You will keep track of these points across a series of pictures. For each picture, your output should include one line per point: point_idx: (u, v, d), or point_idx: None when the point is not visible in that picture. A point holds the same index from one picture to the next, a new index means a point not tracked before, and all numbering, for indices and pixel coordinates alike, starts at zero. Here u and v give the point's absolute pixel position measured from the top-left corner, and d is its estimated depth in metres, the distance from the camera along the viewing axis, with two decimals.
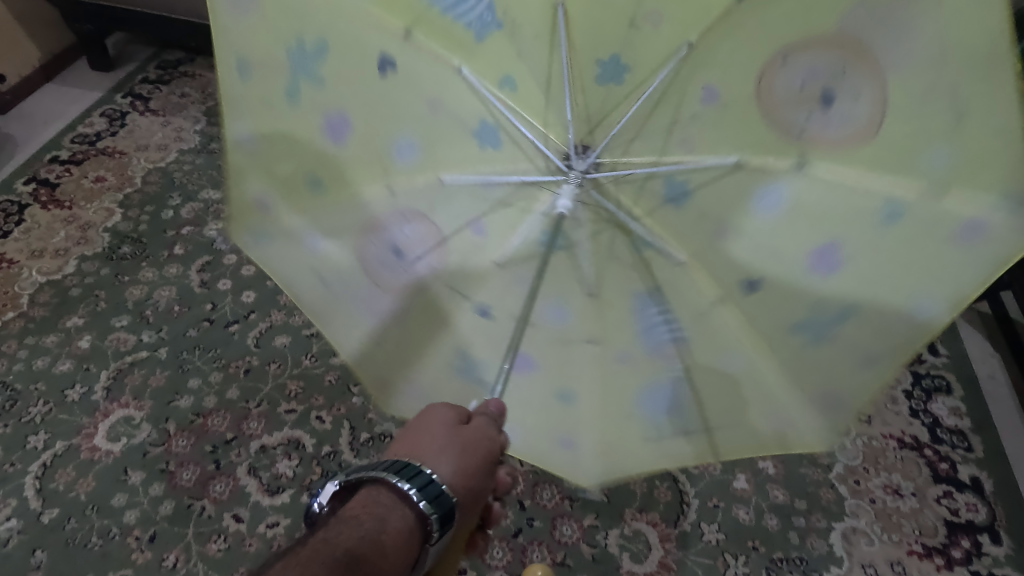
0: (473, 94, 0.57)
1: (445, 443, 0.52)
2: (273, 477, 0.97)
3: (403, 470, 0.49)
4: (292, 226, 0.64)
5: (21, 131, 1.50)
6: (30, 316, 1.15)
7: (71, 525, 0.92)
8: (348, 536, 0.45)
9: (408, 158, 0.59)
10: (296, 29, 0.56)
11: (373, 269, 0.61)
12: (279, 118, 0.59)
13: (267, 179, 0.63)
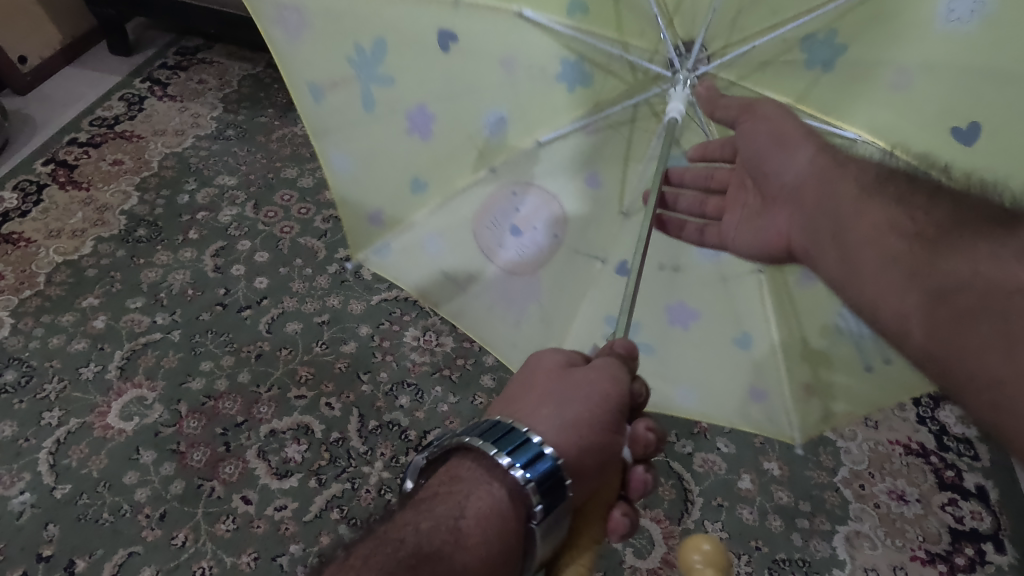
0: (542, 39, 0.68)
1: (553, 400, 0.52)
2: (282, 461, 0.98)
3: (490, 434, 0.48)
4: (415, 235, 0.79)
5: (40, 113, 1.51)
6: (46, 295, 1.17)
7: (83, 500, 0.93)
8: (423, 530, 0.45)
9: (496, 128, 0.72)
10: (353, 38, 0.67)
11: (511, 256, 0.76)
12: (349, 26, 0.67)
13: (372, 195, 0.78)
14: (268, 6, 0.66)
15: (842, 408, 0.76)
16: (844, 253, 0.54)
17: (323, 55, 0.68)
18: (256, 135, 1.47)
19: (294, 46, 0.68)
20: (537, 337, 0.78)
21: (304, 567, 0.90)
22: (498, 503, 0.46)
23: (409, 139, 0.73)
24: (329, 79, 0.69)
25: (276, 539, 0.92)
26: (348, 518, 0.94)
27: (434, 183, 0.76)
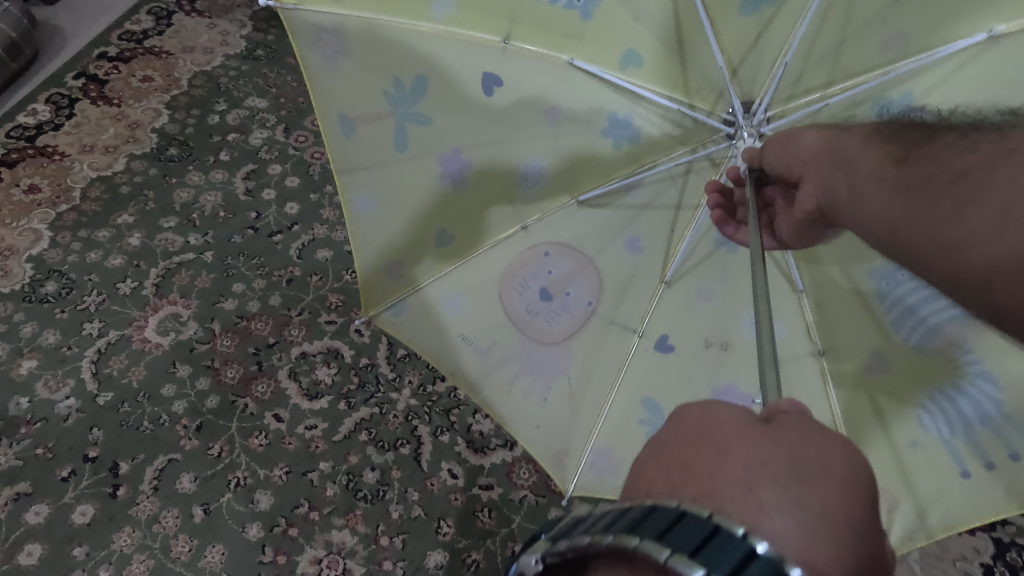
0: (596, 88, 0.63)
1: (776, 484, 0.27)
2: (313, 383, 1.01)
3: (679, 538, 0.24)
4: (432, 289, 0.74)
5: (69, 23, 1.48)
6: (82, 210, 1.17)
7: (124, 408, 0.97)
8: None
9: (534, 179, 0.67)
10: (390, 74, 0.62)
11: (545, 324, 0.73)
12: (385, 60, 0.61)
13: (390, 245, 0.72)
14: (306, 26, 0.59)
15: (945, 517, 0.69)
16: (862, 216, 0.43)
17: (352, 86, 0.63)
18: (287, 58, 1.45)
19: (324, 72, 0.62)
20: (564, 416, 0.76)
21: (333, 483, 0.94)
22: None
23: (436, 184, 0.68)
24: (361, 111, 0.64)
25: (306, 456, 0.95)
26: (376, 440, 0.97)
27: (461, 233, 0.71)
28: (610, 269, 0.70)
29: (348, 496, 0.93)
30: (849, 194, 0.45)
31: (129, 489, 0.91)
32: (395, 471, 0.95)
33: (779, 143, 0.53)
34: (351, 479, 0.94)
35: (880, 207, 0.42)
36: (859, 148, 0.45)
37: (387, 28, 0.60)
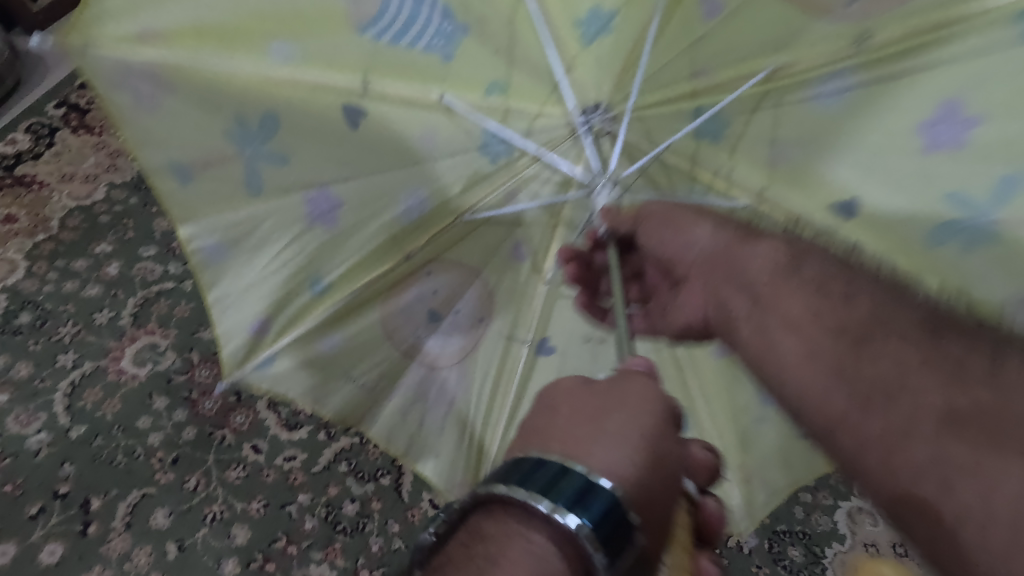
0: (461, 124, 0.59)
1: (603, 426, 0.39)
2: (292, 413, 0.99)
3: (533, 478, 0.34)
4: (302, 344, 0.64)
5: (52, 53, 1.49)
6: (60, 239, 1.16)
7: (98, 442, 0.95)
8: None
9: (415, 210, 0.61)
10: (227, 112, 0.54)
11: (431, 344, 0.69)
12: (214, 96, 0.54)
13: (251, 305, 0.62)
14: (106, 66, 0.51)
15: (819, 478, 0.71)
16: (796, 337, 0.47)
17: (178, 126, 0.54)
18: None
19: (136, 117, 0.53)
20: (458, 441, 0.72)
21: (312, 516, 0.92)
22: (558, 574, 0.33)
23: (305, 227, 0.60)
24: (193, 155, 0.55)
25: (285, 487, 0.94)
26: (356, 471, 0.95)
27: (339, 279, 0.63)
28: (496, 276, 0.67)
29: (327, 529, 0.91)
30: (755, 328, 0.50)
31: (100, 526, 0.89)
32: (374, 502, 0.94)
33: (671, 227, 0.55)
34: (331, 511, 0.93)
35: (811, 337, 0.46)
36: (773, 279, 0.49)
37: (210, 62, 0.53)
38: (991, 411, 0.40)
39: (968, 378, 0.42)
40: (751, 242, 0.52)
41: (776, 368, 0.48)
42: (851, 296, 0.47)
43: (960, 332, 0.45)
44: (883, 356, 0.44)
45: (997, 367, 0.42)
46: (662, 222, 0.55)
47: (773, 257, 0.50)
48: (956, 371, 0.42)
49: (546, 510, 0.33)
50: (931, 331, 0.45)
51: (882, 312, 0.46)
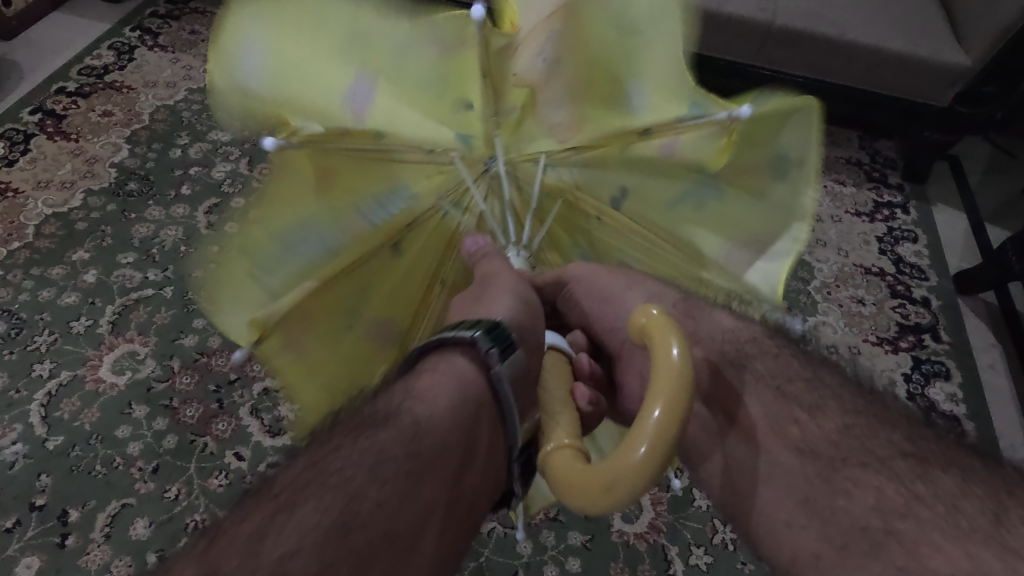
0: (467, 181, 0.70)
1: (490, 292, 0.58)
2: (275, 420, 0.99)
3: (463, 323, 0.51)
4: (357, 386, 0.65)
5: (27, 59, 1.47)
6: (35, 247, 1.15)
7: (75, 452, 0.93)
8: (401, 414, 0.44)
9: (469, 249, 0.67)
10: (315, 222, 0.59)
11: None
12: (308, 209, 0.59)
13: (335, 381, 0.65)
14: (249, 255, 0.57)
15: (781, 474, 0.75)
16: (749, 447, 0.51)
17: (282, 265, 0.59)
18: None
19: (262, 271, 0.58)
20: None
21: None
22: (473, 376, 0.48)
23: (374, 292, 0.67)
24: (288, 271, 0.59)
25: None
26: None
27: (411, 319, 0.70)
28: None
29: None
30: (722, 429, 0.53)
31: (78, 538, 0.86)
32: None
33: (602, 301, 0.64)
34: None
35: (767, 448, 0.50)
36: (716, 375, 0.55)
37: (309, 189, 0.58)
38: (932, 542, 0.38)
39: (935, 506, 0.40)
40: (696, 313, 0.59)
41: (731, 476, 0.52)
42: (816, 407, 0.50)
43: (943, 459, 0.44)
44: (851, 483, 0.44)
45: (999, 512, 0.39)
46: (587, 288, 0.64)
47: (716, 335, 0.57)
48: (941, 513, 0.40)
49: (469, 336, 0.49)
50: (910, 462, 0.44)
51: (852, 430, 0.47)
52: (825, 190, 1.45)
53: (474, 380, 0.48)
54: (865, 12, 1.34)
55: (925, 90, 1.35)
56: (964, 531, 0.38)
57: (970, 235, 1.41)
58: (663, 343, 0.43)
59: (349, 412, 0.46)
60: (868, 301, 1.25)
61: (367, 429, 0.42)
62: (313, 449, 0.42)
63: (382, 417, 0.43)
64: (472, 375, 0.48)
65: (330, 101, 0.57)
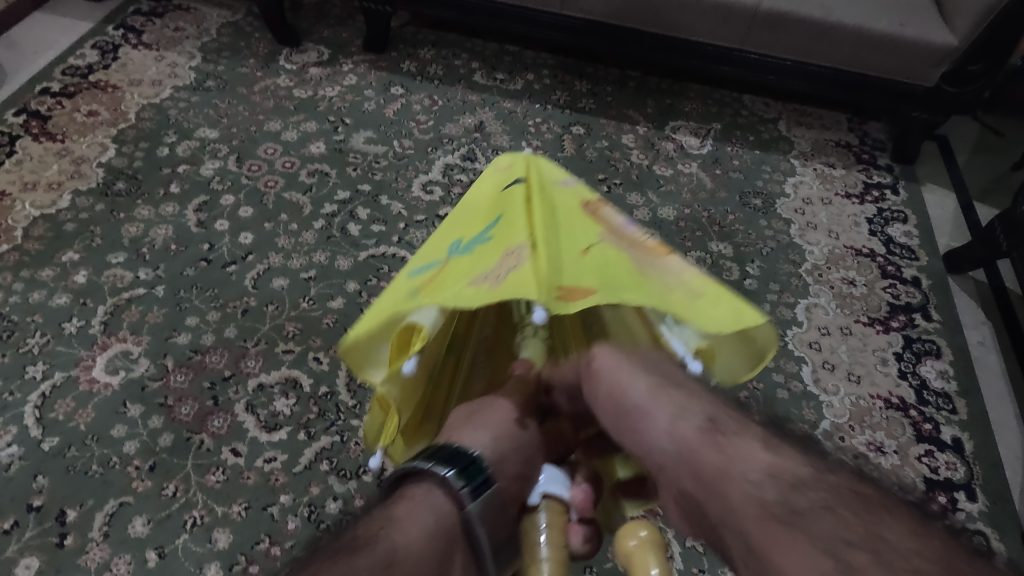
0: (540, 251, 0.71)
1: (476, 419, 0.54)
2: (271, 415, 0.99)
3: (435, 455, 0.48)
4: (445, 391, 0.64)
5: (9, 59, 1.45)
6: (24, 249, 1.14)
7: (71, 453, 0.93)
8: (367, 551, 0.42)
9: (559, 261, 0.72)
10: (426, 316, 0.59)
11: None
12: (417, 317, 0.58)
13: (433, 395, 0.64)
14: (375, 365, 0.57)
15: None
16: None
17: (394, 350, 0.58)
18: (237, 87, 1.46)
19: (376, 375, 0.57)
20: None
21: (295, 516, 0.90)
22: (445, 512, 0.45)
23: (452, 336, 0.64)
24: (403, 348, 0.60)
25: (266, 490, 0.92)
26: (338, 469, 0.94)
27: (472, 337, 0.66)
28: None
29: (310, 528, 0.89)
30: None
31: (77, 537, 0.86)
32: (358, 499, 0.92)
33: (627, 421, 0.53)
34: (314, 511, 0.91)
35: None
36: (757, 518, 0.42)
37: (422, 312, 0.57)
38: None
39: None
40: (722, 440, 0.48)
41: None
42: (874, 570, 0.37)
43: None
44: None
45: None
46: (608, 391, 0.54)
47: (753, 473, 0.45)
48: None
49: (435, 471, 0.46)
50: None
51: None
52: (815, 172, 1.46)
53: (449, 514, 0.45)
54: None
55: (912, 71, 1.35)
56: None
57: (960, 214, 1.42)
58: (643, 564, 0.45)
59: (333, 535, 0.46)
60: (859, 282, 1.25)
61: (343, 556, 0.42)
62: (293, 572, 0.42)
63: (358, 545, 0.43)
64: (446, 508, 0.45)
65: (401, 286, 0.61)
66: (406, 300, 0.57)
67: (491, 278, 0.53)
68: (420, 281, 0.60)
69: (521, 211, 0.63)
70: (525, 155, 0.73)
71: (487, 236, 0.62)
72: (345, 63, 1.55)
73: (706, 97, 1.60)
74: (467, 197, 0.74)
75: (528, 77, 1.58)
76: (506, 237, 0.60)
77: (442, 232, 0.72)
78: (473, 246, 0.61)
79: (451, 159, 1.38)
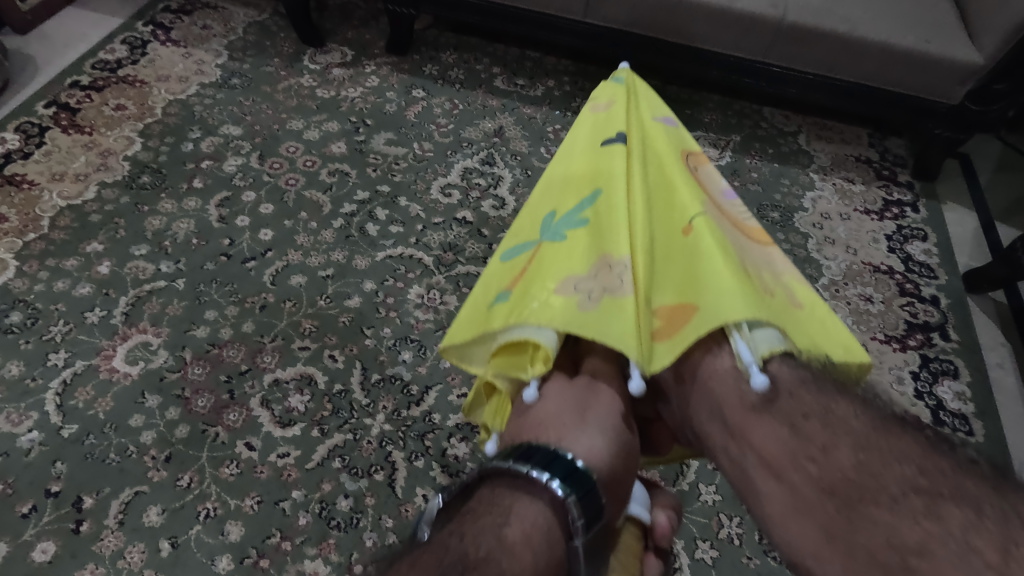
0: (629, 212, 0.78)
1: (585, 421, 0.57)
2: (286, 410, 1.00)
3: (555, 467, 0.50)
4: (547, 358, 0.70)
5: (41, 52, 1.48)
6: (50, 239, 1.16)
7: (89, 440, 0.94)
8: (478, 569, 0.43)
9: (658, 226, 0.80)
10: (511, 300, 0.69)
11: None
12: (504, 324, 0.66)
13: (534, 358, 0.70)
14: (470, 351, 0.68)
15: None
16: (777, 482, 0.51)
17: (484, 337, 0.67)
18: (261, 85, 1.48)
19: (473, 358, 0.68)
20: None
21: (306, 512, 0.91)
22: (553, 537, 0.48)
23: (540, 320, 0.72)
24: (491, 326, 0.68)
25: (278, 484, 0.93)
26: (350, 467, 0.95)
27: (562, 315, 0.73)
28: None
29: (321, 525, 0.90)
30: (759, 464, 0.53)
31: (93, 524, 0.87)
32: (368, 498, 0.93)
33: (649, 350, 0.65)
34: (325, 507, 0.91)
35: (791, 482, 0.50)
36: (744, 415, 0.56)
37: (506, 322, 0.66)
38: None
39: (949, 543, 0.42)
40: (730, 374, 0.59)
41: (761, 504, 0.52)
42: (829, 447, 0.50)
43: (952, 492, 0.45)
44: (871, 520, 0.45)
45: (1007, 544, 0.41)
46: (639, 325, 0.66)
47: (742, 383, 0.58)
48: (953, 550, 0.41)
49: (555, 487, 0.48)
50: (923, 500, 0.45)
51: (867, 465, 0.48)
52: (834, 187, 1.45)
53: (558, 542, 0.48)
54: (875, 9, 1.34)
55: (936, 88, 1.34)
56: (975, 569, 0.40)
57: (981, 234, 1.40)
58: None
59: (431, 541, 0.46)
60: (876, 298, 1.24)
61: (457, 574, 0.42)
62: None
63: (471, 564, 0.43)
64: (556, 533, 0.48)
65: (500, 271, 0.72)
66: (501, 304, 0.66)
67: (586, 295, 0.61)
68: (515, 267, 0.71)
69: (616, 200, 0.70)
70: (624, 124, 0.82)
71: (578, 226, 0.70)
72: (368, 65, 1.57)
73: (726, 108, 1.60)
74: (561, 161, 0.82)
75: (548, 83, 1.59)
76: (596, 237, 0.67)
77: (537, 200, 0.81)
78: (566, 234, 0.70)
79: (470, 163, 1.39)
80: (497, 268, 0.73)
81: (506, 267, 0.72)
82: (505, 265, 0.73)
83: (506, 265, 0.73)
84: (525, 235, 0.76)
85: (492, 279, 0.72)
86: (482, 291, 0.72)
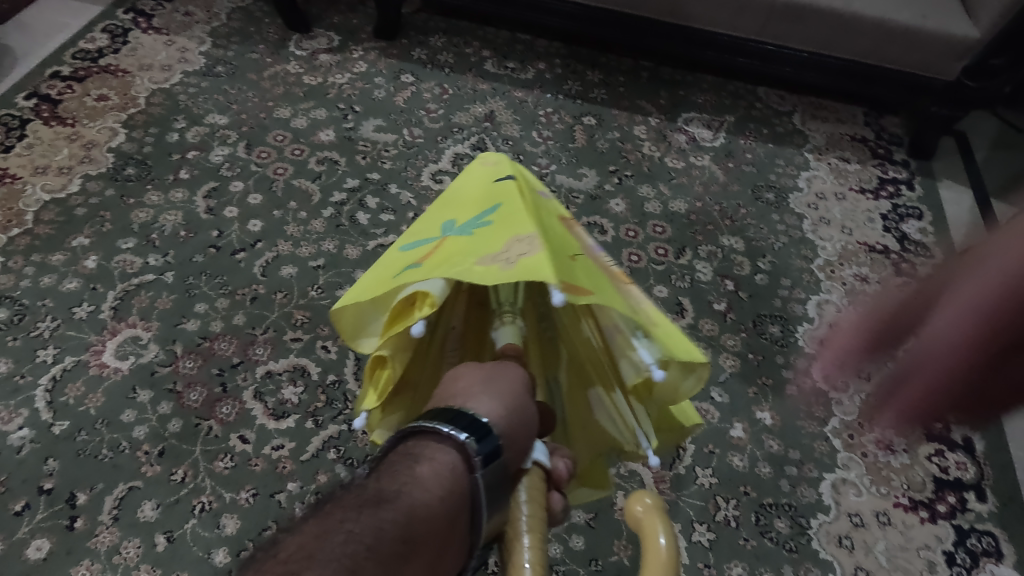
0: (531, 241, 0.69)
1: (487, 383, 0.51)
2: (279, 402, 0.99)
3: (457, 420, 0.45)
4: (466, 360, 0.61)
5: (19, 42, 1.45)
6: (35, 233, 1.14)
7: (81, 437, 0.94)
8: (381, 512, 0.39)
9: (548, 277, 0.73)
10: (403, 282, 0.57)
11: None
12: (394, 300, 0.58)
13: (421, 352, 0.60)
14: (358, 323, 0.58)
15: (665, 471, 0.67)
16: None
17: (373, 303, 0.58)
18: (247, 73, 1.45)
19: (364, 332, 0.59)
20: None
21: (302, 503, 0.90)
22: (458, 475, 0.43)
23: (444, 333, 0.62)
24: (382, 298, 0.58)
25: (273, 477, 0.92)
26: (345, 458, 0.95)
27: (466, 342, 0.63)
28: None
29: None
30: None
31: (87, 520, 0.87)
32: None
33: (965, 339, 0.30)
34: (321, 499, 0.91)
35: None
36: None
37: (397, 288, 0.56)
38: None
39: None
40: None
41: None
42: None
43: None
44: None
45: None
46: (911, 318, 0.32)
47: None
48: None
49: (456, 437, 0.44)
50: None
51: None
52: (829, 167, 1.43)
53: (462, 478, 0.43)
54: None
55: (932, 65, 1.33)
56: None
57: (976, 211, 1.40)
58: (651, 534, 0.41)
59: (347, 486, 0.42)
60: (872, 278, 1.24)
61: (366, 512, 0.39)
62: (315, 519, 0.38)
63: (379, 501, 0.40)
64: (460, 470, 0.43)
65: (395, 263, 0.59)
66: (412, 272, 0.53)
67: (502, 259, 0.49)
68: (419, 255, 0.58)
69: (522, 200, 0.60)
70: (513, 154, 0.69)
71: (484, 222, 0.58)
72: (355, 50, 1.54)
73: (719, 89, 1.57)
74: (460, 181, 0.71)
75: (539, 66, 1.56)
76: (507, 224, 0.55)
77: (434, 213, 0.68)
78: (472, 229, 0.57)
79: (461, 148, 1.37)
80: (391, 262, 0.61)
81: (403, 259, 0.60)
82: (401, 256, 0.61)
83: (407, 255, 0.61)
84: (423, 235, 0.64)
85: (389, 267, 0.60)
86: (379, 276, 0.59)
